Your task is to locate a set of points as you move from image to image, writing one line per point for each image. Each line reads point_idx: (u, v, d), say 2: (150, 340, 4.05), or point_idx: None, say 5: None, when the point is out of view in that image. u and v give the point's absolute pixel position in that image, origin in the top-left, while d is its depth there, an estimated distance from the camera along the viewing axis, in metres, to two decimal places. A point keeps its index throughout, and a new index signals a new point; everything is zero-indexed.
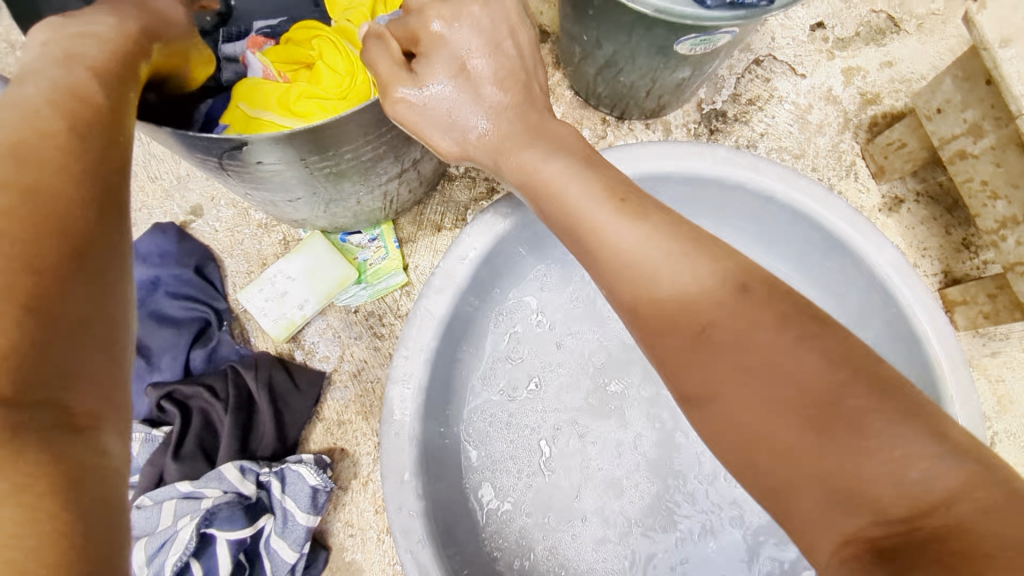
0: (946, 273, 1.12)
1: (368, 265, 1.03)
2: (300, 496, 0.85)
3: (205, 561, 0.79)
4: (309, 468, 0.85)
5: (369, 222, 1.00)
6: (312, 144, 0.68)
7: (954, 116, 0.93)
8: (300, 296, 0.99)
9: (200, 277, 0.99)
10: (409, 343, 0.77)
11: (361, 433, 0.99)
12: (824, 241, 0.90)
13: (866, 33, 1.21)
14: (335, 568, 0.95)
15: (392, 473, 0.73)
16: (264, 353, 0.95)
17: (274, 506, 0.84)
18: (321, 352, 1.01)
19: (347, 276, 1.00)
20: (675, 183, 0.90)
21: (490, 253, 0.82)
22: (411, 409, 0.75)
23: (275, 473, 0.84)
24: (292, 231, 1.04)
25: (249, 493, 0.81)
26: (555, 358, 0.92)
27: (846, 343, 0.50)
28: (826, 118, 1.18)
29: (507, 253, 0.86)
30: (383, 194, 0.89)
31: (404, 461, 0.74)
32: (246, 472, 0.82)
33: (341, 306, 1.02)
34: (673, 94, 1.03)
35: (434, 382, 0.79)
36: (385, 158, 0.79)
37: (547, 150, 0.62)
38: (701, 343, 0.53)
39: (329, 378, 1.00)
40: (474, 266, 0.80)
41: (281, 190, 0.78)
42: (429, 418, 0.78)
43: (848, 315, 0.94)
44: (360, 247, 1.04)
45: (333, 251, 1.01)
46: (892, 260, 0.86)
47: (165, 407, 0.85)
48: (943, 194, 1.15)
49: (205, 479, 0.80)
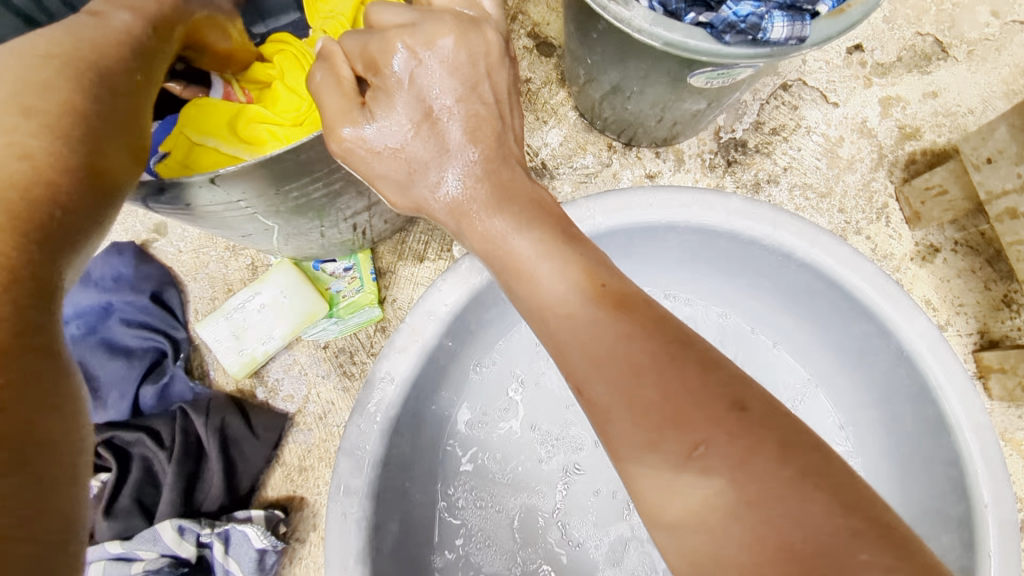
0: (982, 334, 1.01)
1: (340, 297, 0.94)
2: (245, 559, 0.77)
3: None
4: (256, 530, 0.78)
5: (342, 252, 0.91)
6: (246, 183, 0.58)
7: (1007, 168, 0.81)
8: (263, 329, 0.91)
9: (157, 304, 0.91)
10: (364, 408, 0.68)
11: (323, 482, 0.91)
12: (849, 306, 0.79)
13: (909, 59, 1.09)
14: None
15: (336, 559, 0.64)
16: (220, 392, 0.87)
17: (215, 570, 0.76)
18: (284, 390, 0.93)
19: (315, 311, 0.91)
20: (680, 232, 0.80)
21: (465, 308, 0.72)
22: (363, 487, 0.66)
23: (218, 534, 0.76)
24: (260, 255, 0.96)
25: (187, 555, 0.75)
26: (535, 421, 0.83)
27: (857, 488, 0.36)
28: (858, 153, 1.07)
29: (489, 307, 0.76)
30: (351, 227, 0.80)
31: (350, 545, 0.65)
32: (185, 532, 0.75)
33: (309, 340, 0.94)
34: (687, 124, 0.93)
35: (392, 450, 0.70)
36: (346, 192, 0.69)
37: (518, 219, 0.51)
38: (688, 471, 0.38)
39: (291, 419, 0.92)
40: (444, 324, 0.71)
41: (229, 227, 0.69)
42: (384, 491, 0.69)
43: (869, 385, 0.83)
44: (333, 276, 0.95)
45: (301, 282, 0.92)
46: (925, 335, 0.75)
47: (103, 454, 0.78)
48: (984, 245, 1.03)
49: (139, 540, 0.74)
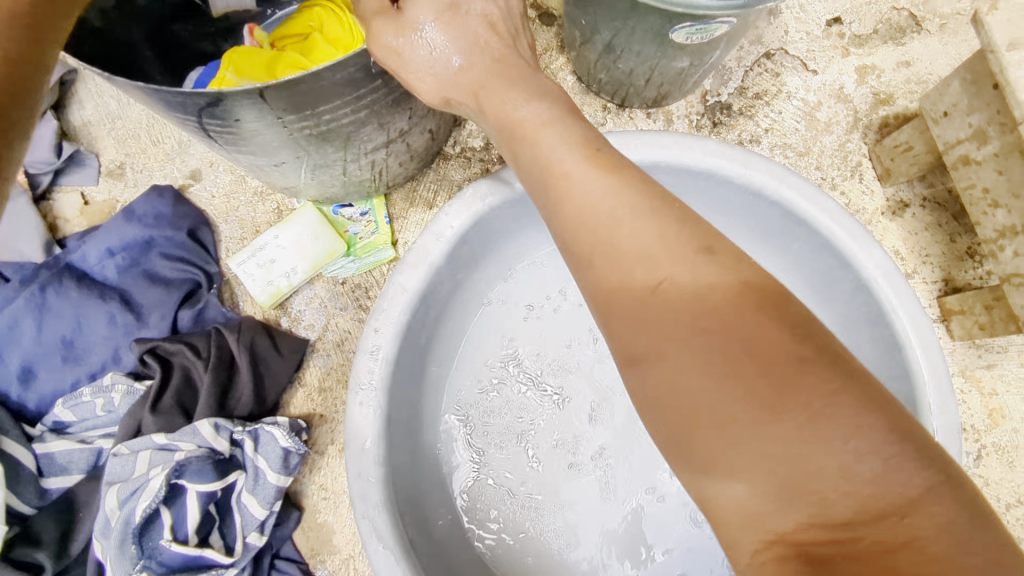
0: (946, 281, 1.09)
1: (357, 238, 1.05)
2: (271, 456, 0.88)
3: (175, 512, 0.81)
4: (281, 430, 0.89)
5: (360, 196, 1.01)
6: (284, 104, 0.70)
7: (960, 120, 0.90)
8: (288, 264, 1.01)
9: (193, 240, 1.01)
10: (379, 316, 0.78)
11: (340, 402, 1.01)
12: (816, 240, 0.88)
13: (885, 32, 1.18)
14: (307, 528, 0.99)
15: (356, 439, 0.75)
16: (249, 317, 0.98)
17: (246, 464, 0.87)
18: (306, 320, 1.03)
19: (334, 248, 1.01)
20: (663, 172, 0.89)
21: (468, 231, 0.82)
22: (378, 381, 0.77)
23: (249, 432, 0.88)
24: (285, 200, 1.06)
25: (222, 449, 0.85)
26: (527, 338, 0.91)
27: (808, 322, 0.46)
28: (835, 117, 1.15)
29: (489, 233, 0.85)
30: (370, 164, 0.91)
31: (368, 429, 0.76)
32: (220, 429, 0.86)
33: (329, 276, 1.05)
34: (674, 83, 1.02)
35: (404, 354, 0.80)
36: (367, 124, 0.80)
37: (528, 92, 0.60)
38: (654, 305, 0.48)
39: (312, 346, 1.03)
40: (450, 245, 0.81)
41: (267, 151, 0.81)
42: (396, 389, 0.79)
43: (832, 313, 0.93)
44: (351, 220, 1.05)
45: (322, 222, 1.02)
46: (880, 265, 0.83)
47: (148, 361, 0.89)
48: (950, 201, 1.12)
49: (180, 433, 0.84)
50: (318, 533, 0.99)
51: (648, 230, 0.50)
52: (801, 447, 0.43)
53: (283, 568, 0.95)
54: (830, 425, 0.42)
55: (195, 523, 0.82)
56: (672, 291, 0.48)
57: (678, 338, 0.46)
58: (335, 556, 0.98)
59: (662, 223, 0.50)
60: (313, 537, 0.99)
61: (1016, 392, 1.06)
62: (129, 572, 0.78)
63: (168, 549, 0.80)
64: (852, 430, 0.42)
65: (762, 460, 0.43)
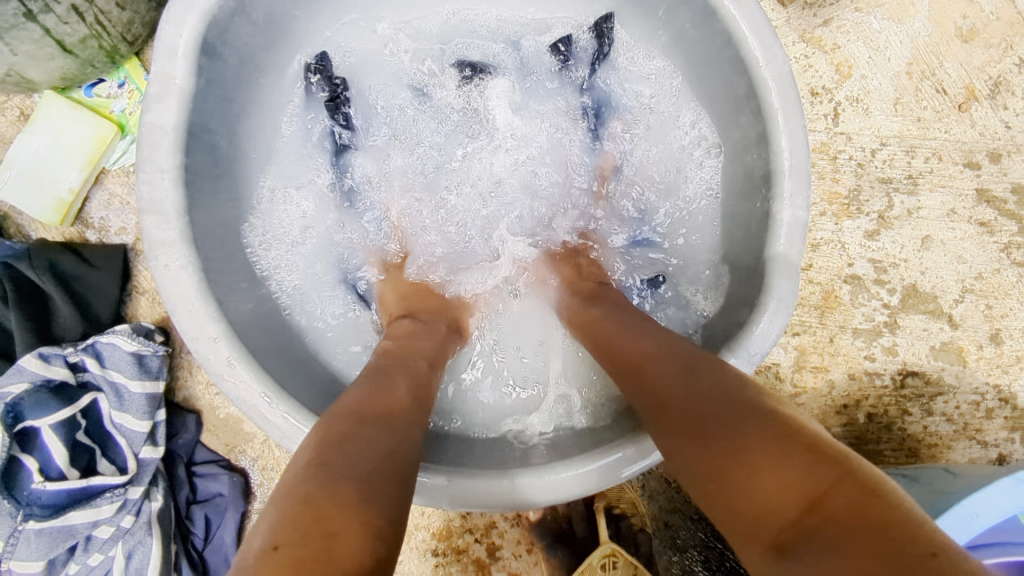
0: None
1: (128, 115, 0.90)
2: (123, 365, 0.79)
3: (39, 454, 0.74)
4: (122, 336, 0.79)
5: (102, 64, 0.85)
6: None
7: None
8: (56, 169, 0.87)
9: None
10: (146, 164, 0.67)
11: None
12: None
13: None
14: (213, 427, 0.92)
15: (177, 301, 0.67)
16: (41, 240, 0.85)
17: (101, 384, 0.79)
18: (115, 225, 0.90)
19: (102, 133, 0.87)
20: None
21: (209, 40, 0.70)
22: (178, 236, 0.68)
23: (87, 351, 0.78)
24: (27, 100, 0.90)
25: (61, 377, 0.76)
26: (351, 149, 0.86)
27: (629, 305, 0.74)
28: None
29: (239, 38, 0.74)
30: (75, 11, 0.75)
31: (187, 285, 0.68)
32: (51, 358, 0.76)
33: (117, 169, 0.91)
34: None
35: (195, 199, 0.70)
36: None
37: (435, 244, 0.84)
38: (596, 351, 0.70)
39: (134, 248, 0.90)
40: (192, 59, 0.69)
41: None
42: (202, 238, 0.70)
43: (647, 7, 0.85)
44: (112, 97, 0.90)
45: (75, 108, 0.87)
46: None
47: None
48: None
49: (5, 378, 0.74)
50: (226, 427, 0.92)
51: (582, 302, 0.76)
52: (667, 394, 0.57)
53: (204, 472, 0.90)
54: (659, 380, 0.59)
55: (65, 457, 0.75)
56: (609, 342, 0.67)
57: (621, 342, 0.66)
58: (253, 443, 0.92)
59: (595, 322, 0.71)
60: (223, 433, 0.92)
61: (857, 38, 1.01)
62: (14, 527, 0.73)
63: (45, 491, 0.74)
64: (656, 350, 0.62)
65: (653, 386, 0.59)
